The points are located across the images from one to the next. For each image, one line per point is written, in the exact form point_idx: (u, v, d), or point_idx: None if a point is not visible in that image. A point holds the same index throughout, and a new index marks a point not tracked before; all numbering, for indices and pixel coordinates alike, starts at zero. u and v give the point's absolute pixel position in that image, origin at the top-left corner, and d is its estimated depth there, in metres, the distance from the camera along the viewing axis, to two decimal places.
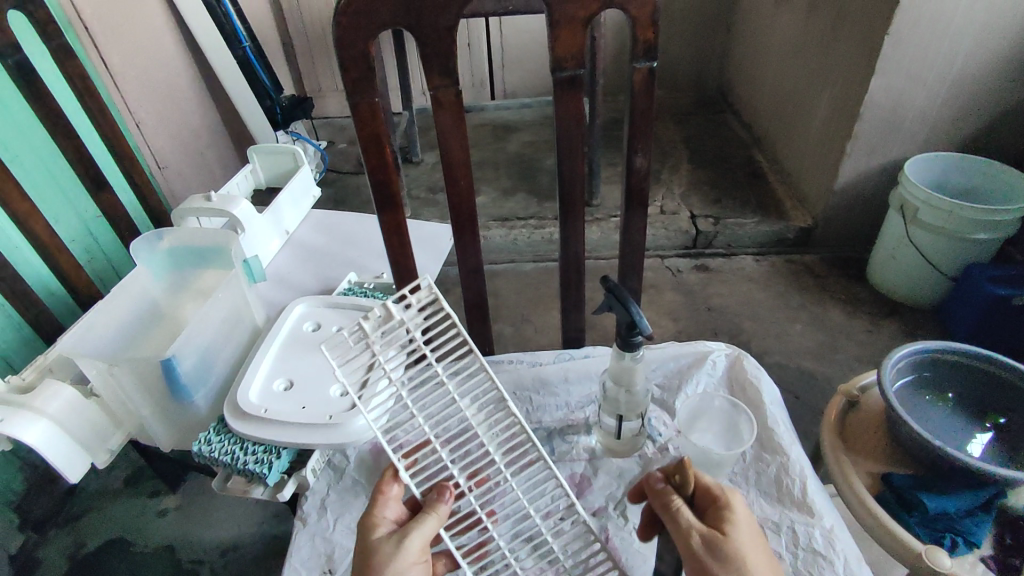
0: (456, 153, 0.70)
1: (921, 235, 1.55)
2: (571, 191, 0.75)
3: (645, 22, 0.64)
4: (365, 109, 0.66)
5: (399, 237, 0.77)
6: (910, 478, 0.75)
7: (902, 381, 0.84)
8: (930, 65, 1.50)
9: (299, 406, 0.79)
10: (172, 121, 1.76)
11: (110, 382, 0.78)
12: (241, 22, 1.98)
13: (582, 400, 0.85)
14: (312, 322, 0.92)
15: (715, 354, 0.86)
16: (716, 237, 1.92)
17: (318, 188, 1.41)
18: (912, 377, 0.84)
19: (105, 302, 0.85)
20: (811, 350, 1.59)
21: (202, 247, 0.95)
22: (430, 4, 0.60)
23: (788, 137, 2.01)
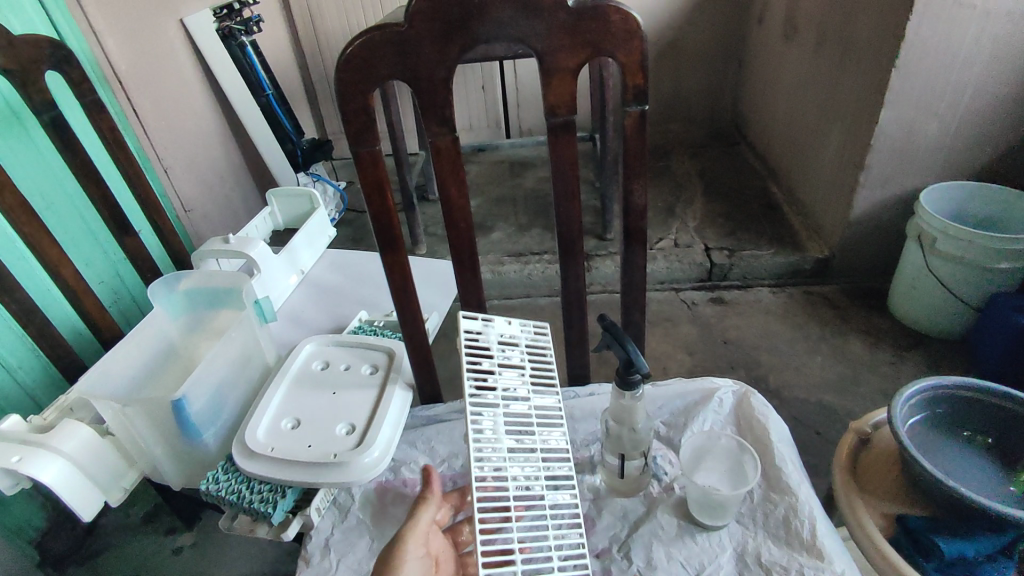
0: (454, 195, 0.72)
1: (941, 266, 1.52)
2: (569, 231, 0.77)
3: (634, 68, 0.66)
4: (367, 157, 0.69)
5: (401, 277, 0.79)
6: (926, 521, 0.73)
7: (915, 418, 0.82)
8: (940, 95, 1.50)
9: (306, 444, 0.80)
10: (198, 165, 1.84)
11: (124, 422, 0.80)
12: (265, 72, 2.07)
13: (587, 438, 0.84)
14: (321, 360, 0.94)
15: (721, 391, 0.85)
16: (731, 269, 1.91)
17: (333, 228, 1.45)
18: (926, 414, 0.82)
19: (123, 343, 0.88)
20: (833, 383, 1.55)
21: (217, 289, 0.98)
22: (426, 58, 0.64)
23: (802, 169, 2.01)
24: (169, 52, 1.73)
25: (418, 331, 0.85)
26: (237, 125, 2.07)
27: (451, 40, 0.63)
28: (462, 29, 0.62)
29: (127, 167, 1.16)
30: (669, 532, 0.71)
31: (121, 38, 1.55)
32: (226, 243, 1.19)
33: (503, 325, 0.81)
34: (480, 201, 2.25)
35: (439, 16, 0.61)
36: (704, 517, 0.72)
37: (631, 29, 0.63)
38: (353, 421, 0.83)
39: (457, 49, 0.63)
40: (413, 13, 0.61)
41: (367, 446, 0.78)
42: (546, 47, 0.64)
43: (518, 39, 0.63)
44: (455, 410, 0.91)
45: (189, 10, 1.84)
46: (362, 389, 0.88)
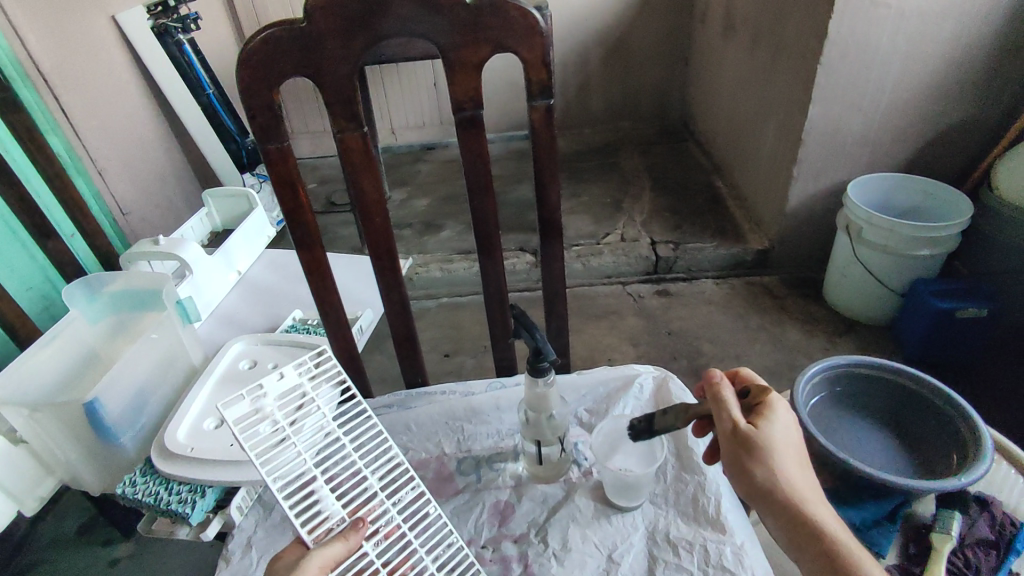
0: (369, 191, 0.73)
1: (868, 254, 1.59)
2: (486, 225, 0.78)
3: (536, 63, 0.68)
4: (276, 154, 0.69)
5: (321, 274, 0.79)
6: (827, 496, 0.82)
7: (814, 399, 0.87)
8: (862, 92, 1.57)
9: (228, 443, 0.80)
10: (136, 166, 1.79)
11: (37, 428, 0.78)
12: (206, 71, 2.03)
13: (513, 428, 0.86)
14: (248, 360, 0.93)
15: (641, 377, 0.88)
16: (676, 262, 1.96)
17: (272, 228, 1.44)
18: (825, 393, 0.87)
19: (40, 347, 0.86)
20: (770, 370, 1.61)
21: (138, 291, 0.97)
22: (330, 56, 0.64)
23: (742, 164, 2.07)
24: (101, 51, 1.69)
25: (342, 328, 0.85)
26: (178, 125, 2.02)
27: (354, 37, 0.64)
28: (363, 26, 0.63)
29: (45, 166, 1.16)
30: (586, 514, 0.74)
31: (46, 36, 1.50)
32: (155, 245, 1.18)
33: (279, 381, 0.67)
34: (430, 201, 2.25)
35: (339, 13, 0.62)
36: (621, 499, 0.74)
37: (530, 26, 0.65)
38: None
39: (361, 45, 0.64)
40: (313, 10, 0.61)
41: None
42: (449, 44, 0.65)
43: (422, 35, 0.64)
44: (384, 405, 0.90)
45: (123, 8, 1.80)
46: None
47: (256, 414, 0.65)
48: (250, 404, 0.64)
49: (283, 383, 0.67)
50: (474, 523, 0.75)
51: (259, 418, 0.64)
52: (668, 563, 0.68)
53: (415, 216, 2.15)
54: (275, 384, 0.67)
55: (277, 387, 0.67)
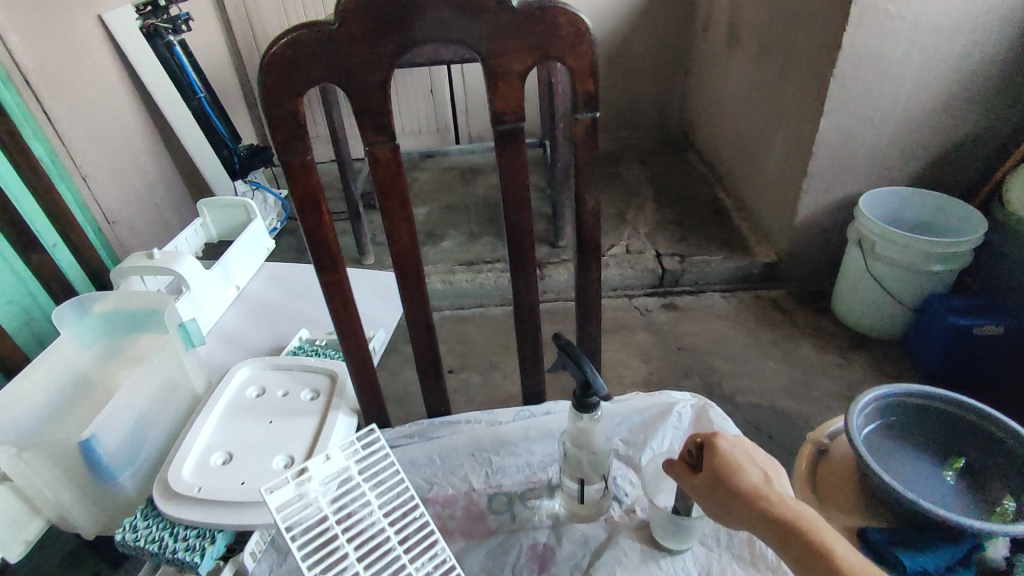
0: (397, 209, 0.67)
1: (881, 269, 1.57)
2: (521, 244, 0.73)
3: (583, 72, 0.62)
4: (298, 168, 0.62)
5: (341, 297, 0.72)
6: (886, 534, 0.71)
7: (870, 428, 0.82)
8: (874, 105, 1.55)
9: (238, 482, 0.73)
10: (122, 174, 1.70)
11: (22, 467, 0.71)
12: (196, 74, 1.95)
13: (544, 460, 0.81)
14: (255, 387, 0.86)
15: (680, 406, 0.84)
16: (683, 275, 1.92)
17: (272, 239, 1.37)
18: (881, 422, 0.83)
19: (25, 374, 0.78)
20: (784, 387, 1.57)
21: (137, 312, 0.90)
22: (359, 61, 0.57)
23: (748, 175, 2.05)
24: (86, 52, 1.60)
25: (362, 354, 0.78)
26: (167, 130, 1.94)
27: (385, 41, 0.57)
28: (397, 30, 0.56)
29: (30, 175, 1.08)
30: (632, 558, 0.69)
31: (28, 36, 1.41)
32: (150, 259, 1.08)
33: (324, 464, 0.68)
34: (430, 210, 2.18)
35: (371, 15, 0.55)
36: (669, 541, 0.69)
37: (578, 31, 0.59)
38: (292, 453, 0.77)
39: (393, 50, 0.57)
40: (343, 11, 0.55)
41: None
42: (490, 49, 0.59)
43: (460, 39, 0.58)
44: (405, 434, 0.84)
45: (110, 7, 1.72)
46: (301, 416, 0.82)
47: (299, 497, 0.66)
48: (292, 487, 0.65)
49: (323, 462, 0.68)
50: (512, 568, 0.69)
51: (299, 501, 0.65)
52: None
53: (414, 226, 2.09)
54: (319, 467, 0.68)
55: (321, 470, 0.68)
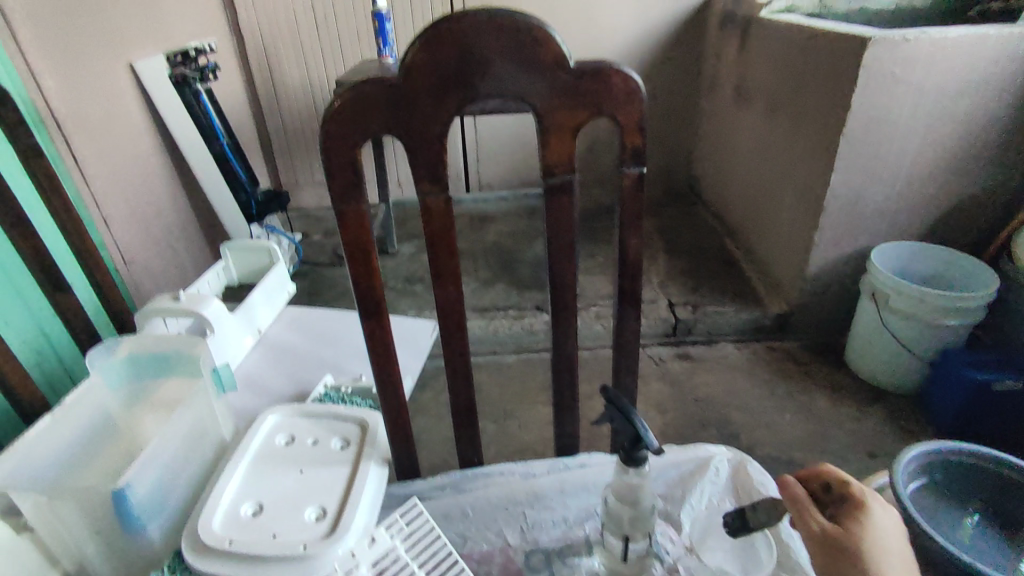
0: (445, 256, 0.67)
1: (895, 322, 1.57)
2: (563, 294, 0.73)
3: (633, 127, 0.64)
4: (352, 217, 0.63)
5: (383, 343, 0.72)
6: None
7: (916, 484, 0.82)
8: (884, 162, 1.59)
9: (270, 534, 0.70)
10: (142, 216, 1.72)
11: (49, 516, 0.68)
12: (220, 120, 2.01)
13: (581, 515, 0.80)
14: (284, 435, 0.85)
15: (718, 460, 0.81)
16: (696, 324, 1.92)
17: (293, 283, 1.38)
18: (926, 478, 0.82)
19: (55, 417, 0.76)
20: (802, 440, 1.55)
21: (170, 354, 0.89)
22: (420, 113, 0.59)
23: (757, 228, 2.09)
24: (115, 98, 1.64)
25: (397, 400, 0.77)
26: (186, 174, 1.97)
27: (446, 96, 0.59)
28: (458, 85, 0.58)
29: (64, 218, 1.06)
30: None
31: (63, 81, 1.45)
32: (175, 301, 1.09)
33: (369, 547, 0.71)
34: None
35: (434, 70, 0.57)
36: None
37: (631, 90, 0.61)
38: (323, 505, 0.74)
39: (453, 104, 0.59)
40: (408, 66, 0.57)
41: (341, 534, 0.69)
42: (545, 106, 0.61)
43: (518, 96, 0.60)
44: (438, 486, 0.83)
45: (142, 56, 1.77)
46: (332, 466, 0.80)
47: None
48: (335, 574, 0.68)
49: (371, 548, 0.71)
50: None
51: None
52: None
53: (426, 271, 2.10)
54: (364, 550, 0.71)
55: (368, 553, 0.71)
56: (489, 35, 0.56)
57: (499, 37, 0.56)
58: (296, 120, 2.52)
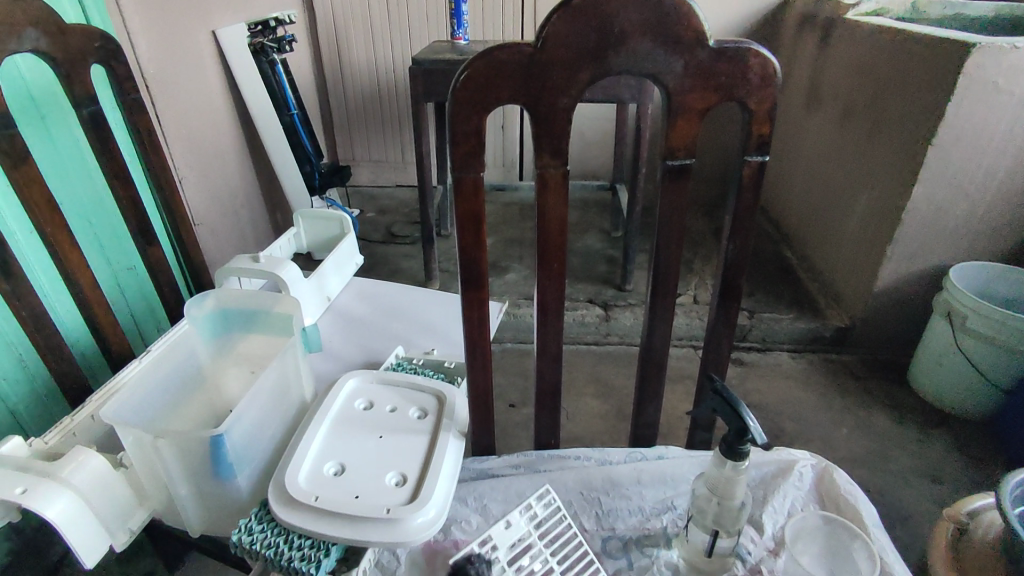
0: (554, 234, 0.69)
1: (972, 345, 1.49)
2: (666, 280, 0.75)
3: (762, 116, 0.63)
4: (469, 185, 0.64)
5: (480, 313, 0.74)
6: None
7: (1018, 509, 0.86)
8: (971, 176, 1.53)
9: (352, 495, 0.70)
10: (214, 179, 1.75)
11: (149, 454, 0.71)
12: (292, 91, 2.05)
13: (657, 507, 0.79)
14: (363, 399, 0.85)
15: (801, 464, 0.81)
16: (751, 330, 1.88)
17: (360, 256, 1.38)
18: None
19: (155, 362, 0.79)
20: (860, 458, 1.50)
21: (259, 312, 0.91)
22: (552, 86, 0.59)
23: (821, 238, 2.02)
24: (197, 62, 1.67)
25: (487, 366, 0.79)
26: (254, 142, 2.00)
27: (580, 68, 0.58)
28: (595, 59, 0.58)
29: (157, 173, 1.08)
30: None
31: (154, 42, 1.48)
32: (254, 262, 1.11)
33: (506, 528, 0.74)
34: (493, 241, 2.18)
35: (571, 42, 0.57)
36: None
37: (767, 75, 0.60)
38: (404, 471, 0.74)
39: (586, 77, 0.59)
40: (547, 35, 0.56)
41: (423, 503, 0.69)
42: (678, 87, 0.61)
43: (652, 74, 0.60)
44: (510, 465, 0.86)
45: (223, 23, 1.80)
46: (411, 434, 0.80)
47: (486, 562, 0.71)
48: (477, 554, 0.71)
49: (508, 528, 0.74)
50: None
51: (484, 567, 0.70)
52: None
53: None
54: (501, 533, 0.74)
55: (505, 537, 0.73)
56: (634, 9, 0.56)
57: (644, 11, 0.56)
58: (357, 97, 2.54)
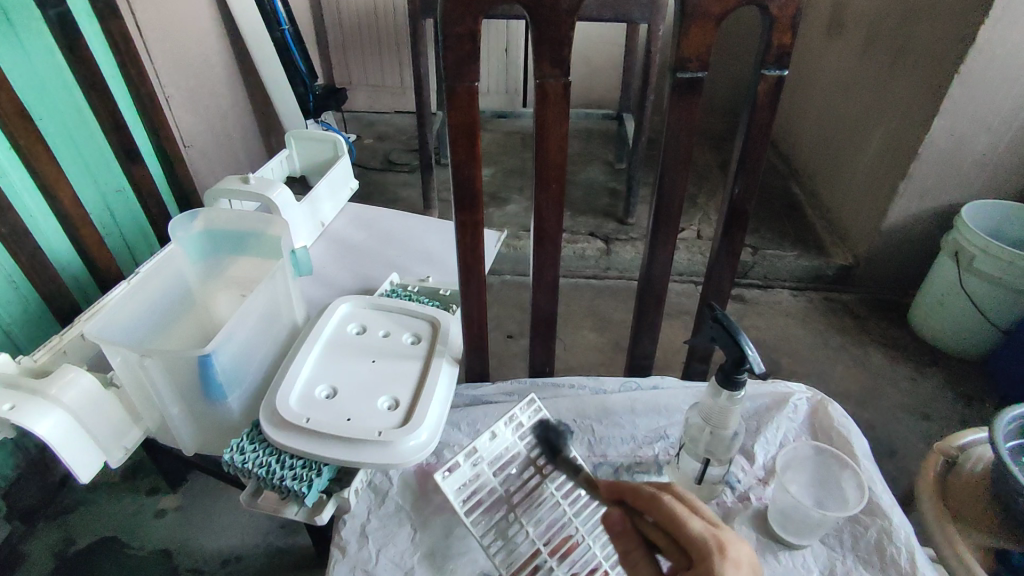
0: (553, 150, 0.66)
1: (976, 285, 1.47)
2: (669, 206, 0.76)
3: (785, 25, 0.62)
4: (463, 94, 0.61)
5: (473, 237, 0.73)
6: None
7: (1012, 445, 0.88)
8: (995, 109, 1.46)
9: (344, 417, 0.70)
10: (204, 98, 1.67)
11: (137, 373, 0.71)
12: (283, 5, 1.93)
13: (650, 435, 0.79)
14: (356, 324, 0.84)
15: (796, 397, 0.81)
16: (754, 267, 1.85)
17: (355, 180, 1.33)
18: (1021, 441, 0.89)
19: (141, 281, 0.78)
20: (854, 394, 1.52)
21: (249, 234, 0.89)
22: None
23: (831, 173, 1.96)
24: None
25: (481, 295, 0.78)
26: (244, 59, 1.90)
27: None
28: None
29: None
30: (749, 547, 0.67)
31: None
32: (245, 183, 1.06)
33: (490, 443, 0.72)
34: (493, 171, 2.11)
35: None
36: (789, 535, 0.67)
37: None
38: (397, 395, 0.74)
39: None
40: None
41: (414, 427, 0.69)
42: None
43: None
44: (503, 392, 0.86)
45: None
46: (405, 359, 0.79)
47: (474, 475, 0.70)
48: (465, 469, 0.69)
49: (493, 442, 0.72)
50: None
51: (471, 482, 0.69)
52: None
53: None
54: (487, 447, 0.71)
55: (490, 450, 0.71)
56: None
57: None
58: (352, 15, 2.39)
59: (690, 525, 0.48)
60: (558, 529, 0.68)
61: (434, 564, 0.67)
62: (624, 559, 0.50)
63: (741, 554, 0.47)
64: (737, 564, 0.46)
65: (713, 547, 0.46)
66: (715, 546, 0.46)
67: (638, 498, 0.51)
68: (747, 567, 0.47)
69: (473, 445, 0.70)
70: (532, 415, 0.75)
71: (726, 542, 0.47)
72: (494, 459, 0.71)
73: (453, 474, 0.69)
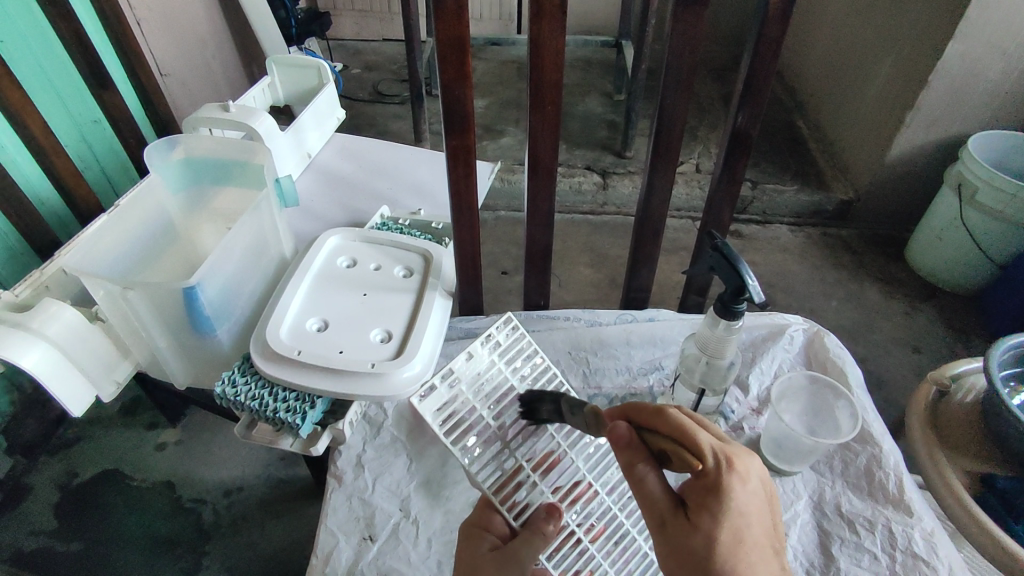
0: (549, 69, 0.62)
1: (976, 219, 1.44)
2: (669, 131, 0.73)
3: None
4: (451, 6, 0.57)
5: (464, 165, 0.70)
6: (1014, 483, 0.83)
7: (1006, 373, 0.89)
8: (1013, 33, 1.39)
9: (337, 350, 0.69)
10: (180, 24, 1.58)
11: (121, 306, 0.69)
12: None
13: (645, 367, 0.79)
14: (346, 257, 0.82)
15: (792, 329, 0.81)
16: (752, 202, 1.81)
17: (342, 110, 1.27)
18: (1015, 369, 0.89)
19: (118, 213, 0.75)
20: (847, 328, 1.53)
21: (230, 163, 0.85)
22: None
23: (837, 105, 1.89)
24: None
25: (473, 225, 0.76)
26: None
27: None
28: None
29: None
30: None
31: None
32: (225, 110, 0.99)
33: (469, 362, 0.68)
34: (487, 102, 2.03)
35: None
36: (781, 462, 0.68)
37: None
38: (389, 328, 0.73)
39: None
40: None
41: (408, 358, 0.68)
42: None
43: None
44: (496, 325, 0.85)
45: None
46: (397, 291, 0.77)
47: (449, 398, 0.66)
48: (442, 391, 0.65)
49: (470, 363, 0.68)
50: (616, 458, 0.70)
51: (449, 402, 0.66)
52: (845, 541, 0.63)
53: None
54: (464, 367, 0.68)
55: (467, 371, 0.68)
56: None
57: None
58: None
59: (698, 437, 0.45)
60: (541, 447, 0.68)
61: (431, 492, 0.68)
62: (629, 472, 0.46)
63: (751, 468, 0.44)
64: (745, 477, 0.43)
65: (722, 460, 0.43)
66: (724, 458, 0.43)
67: (642, 414, 0.48)
68: (758, 483, 0.44)
69: (450, 365, 0.67)
70: (509, 333, 0.73)
71: (735, 456, 0.44)
72: (472, 380, 0.68)
73: (428, 397, 0.66)
